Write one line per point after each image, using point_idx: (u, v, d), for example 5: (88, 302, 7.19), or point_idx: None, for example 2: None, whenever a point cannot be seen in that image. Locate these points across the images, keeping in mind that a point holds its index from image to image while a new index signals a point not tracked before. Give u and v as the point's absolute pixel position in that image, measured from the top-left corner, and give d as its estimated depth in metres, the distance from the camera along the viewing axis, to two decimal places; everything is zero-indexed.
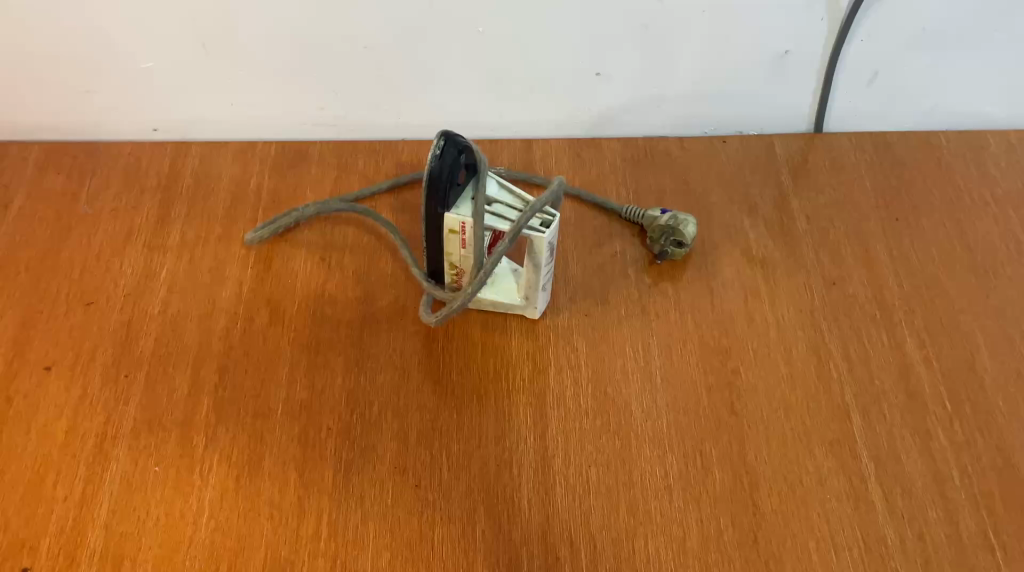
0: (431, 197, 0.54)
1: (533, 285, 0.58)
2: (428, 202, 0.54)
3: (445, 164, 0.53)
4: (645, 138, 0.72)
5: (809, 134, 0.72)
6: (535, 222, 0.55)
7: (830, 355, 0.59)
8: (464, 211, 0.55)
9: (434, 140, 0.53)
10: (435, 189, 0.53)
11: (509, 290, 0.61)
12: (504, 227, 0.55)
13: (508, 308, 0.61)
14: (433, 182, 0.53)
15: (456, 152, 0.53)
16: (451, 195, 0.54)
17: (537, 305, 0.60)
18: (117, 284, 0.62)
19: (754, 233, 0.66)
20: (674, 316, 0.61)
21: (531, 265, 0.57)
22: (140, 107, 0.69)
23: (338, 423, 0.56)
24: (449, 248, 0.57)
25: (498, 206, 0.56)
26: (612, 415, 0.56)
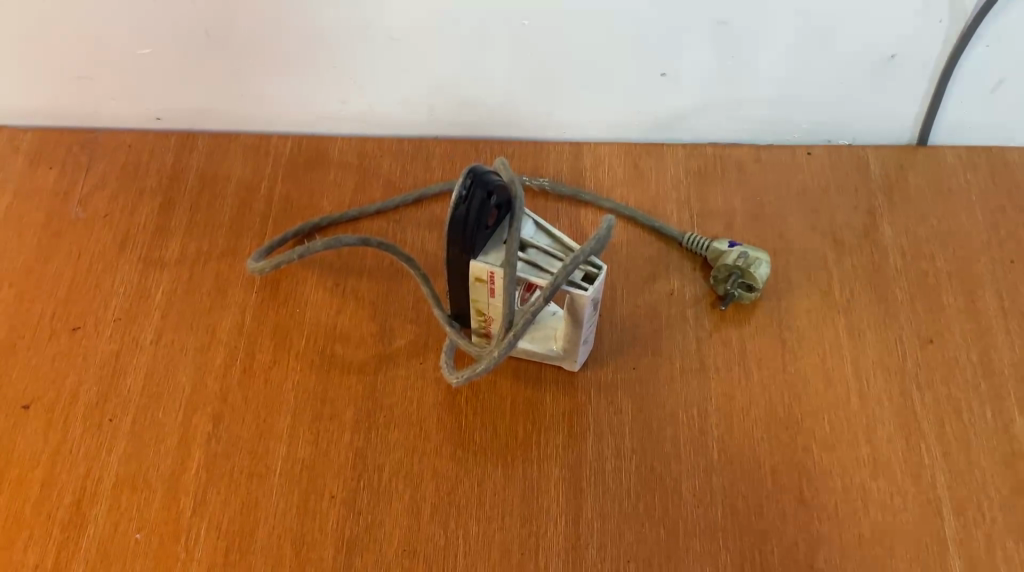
0: (456, 239, 0.45)
1: (574, 340, 0.50)
2: (452, 244, 0.46)
3: (471, 202, 0.44)
4: (715, 144, 0.62)
5: (911, 148, 0.61)
6: (577, 275, 0.47)
7: (922, 434, 0.50)
8: (493, 258, 0.46)
9: (460, 177, 0.44)
10: (460, 230, 0.45)
11: (546, 336, 0.53)
12: (540, 279, 0.46)
13: (545, 359, 0.52)
14: (457, 223, 0.44)
15: (485, 190, 0.44)
16: (480, 237, 0.46)
17: (579, 359, 0.51)
18: (106, 305, 0.55)
19: (838, 271, 0.56)
20: (738, 374, 0.52)
21: (571, 320, 0.49)
22: (141, 95, 0.61)
23: (344, 491, 0.49)
24: (477, 294, 0.48)
25: (535, 253, 0.47)
26: (658, 497, 0.48)
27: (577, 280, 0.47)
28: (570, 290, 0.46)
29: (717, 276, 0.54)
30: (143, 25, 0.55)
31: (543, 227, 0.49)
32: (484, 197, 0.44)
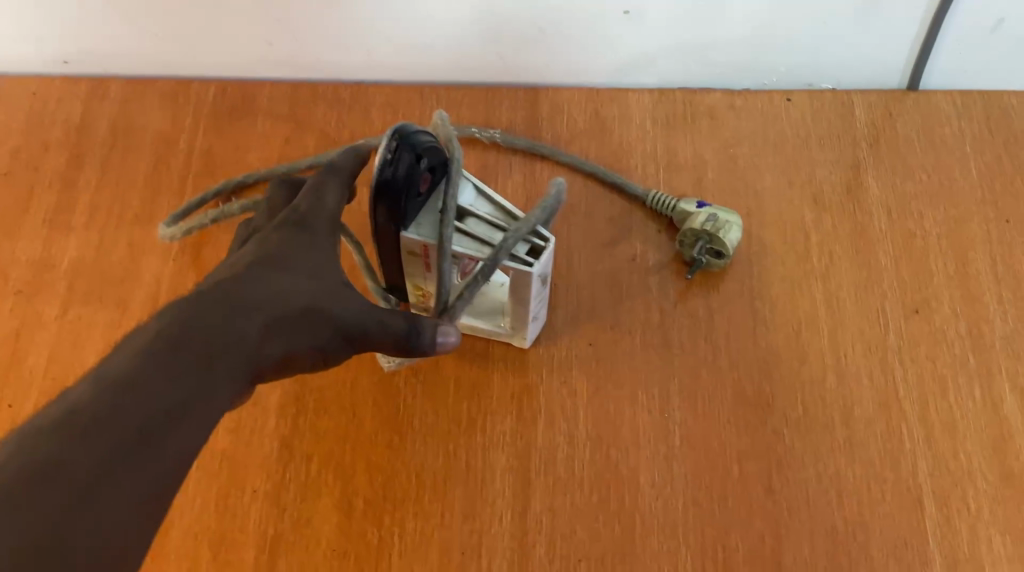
0: (382, 212, 0.40)
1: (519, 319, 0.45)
2: (378, 218, 0.40)
3: (397, 173, 0.38)
4: (685, 88, 0.56)
5: (901, 92, 0.55)
6: (520, 248, 0.42)
7: (903, 414, 0.45)
8: (425, 230, 0.41)
9: (384, 139, 0.38)
10: (386, 204, 0.39)
11: (495, 310, 0.48)
12: (478, 255, 0.41)
13: (492, 337, 0.48)
14: (381, 196, 0.39)
15: (412, 157, 0.38)
16: (410, 209, 0.40)
17: (528, 337, 0.47)
18: (7, 275, 0.50)
19: (817, 232, 0.51)
20: (704, 348, 0.48)
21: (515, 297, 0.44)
22: (40, 36, 0.54)
23: (267, 484, 0.44)
24: (412, 268, 0.43)
25: (474, 223, 0.42)
26: (614, 488, 0.44)
27: (520, 254, 0.41)
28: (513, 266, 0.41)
29: (684, 239, 0.49)
30: None
31: (484, 192, 0.43)
32: (411, 166, 0.38)
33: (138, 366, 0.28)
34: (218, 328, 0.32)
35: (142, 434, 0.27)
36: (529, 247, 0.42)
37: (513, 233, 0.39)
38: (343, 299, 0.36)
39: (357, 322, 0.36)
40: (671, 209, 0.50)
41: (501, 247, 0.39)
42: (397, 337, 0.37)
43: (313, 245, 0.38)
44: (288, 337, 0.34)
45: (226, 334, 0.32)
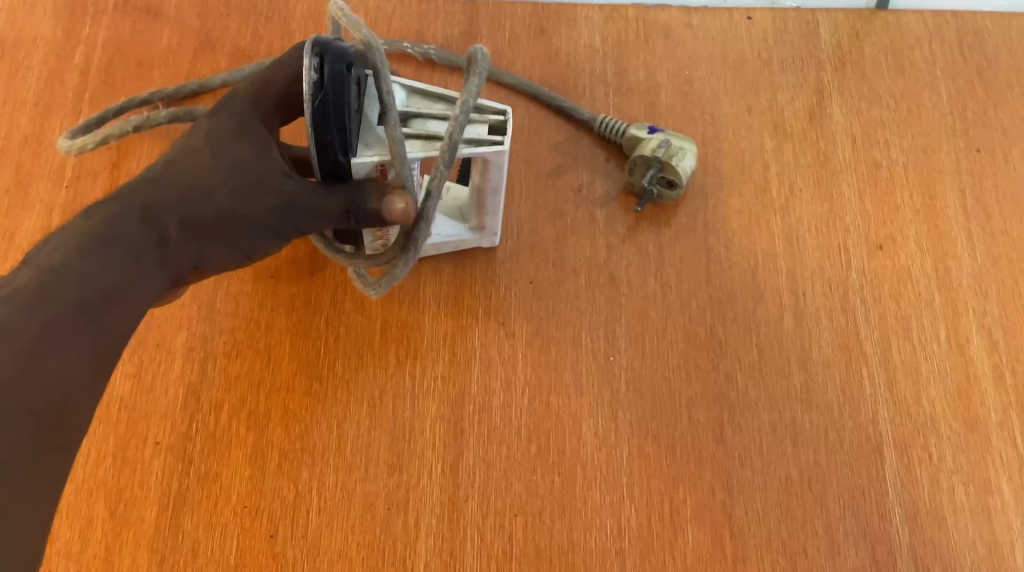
0: (327, 144, 0.32)
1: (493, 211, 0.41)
2: (322, 153, 0.32)
3: (332, 88, 0.31)
4: (638, 5, 0.52)
5: (869, 12, 0.51)
6: (480, 131, 0.36)
7: (864, 357, 0.42)
8: (377, 147, 0.34)
9: (306, 58, 0.31)
10: (332, 131, 0.32)
11: (449, 213, 0.43)
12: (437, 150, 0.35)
13: (456, 249, 0.44)
14: (323, 124, 0.31)
15: (338, 64, 0.31)
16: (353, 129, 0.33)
17: (496, 234, 0.43)
18: None
19: (776, 161, 0.47)
20: (654, 287, 0.44)
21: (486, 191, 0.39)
22: None
23: (172, 436, 0.40)
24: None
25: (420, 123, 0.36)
26: (554, 438, 0.40)
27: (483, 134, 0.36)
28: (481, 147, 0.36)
29: (634, 167, 0.45)
30: None
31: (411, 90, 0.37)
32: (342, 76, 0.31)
33: (74, 256, 0.31)
34: (131, 233, 0.33)
35: (80, 308, 0.30)
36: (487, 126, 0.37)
37: (459, 112, 0.33)
38: (263, 195, 0.35)
39: (274, 219, 0.35)
40: (620, 134, 0.46)
41: (452, 129, 0.33)
42: (336, 213, 0.34)
43: (241, 137, 0.36)
44: (204, 240, 0.35)
45: (143, 235, 0.34)
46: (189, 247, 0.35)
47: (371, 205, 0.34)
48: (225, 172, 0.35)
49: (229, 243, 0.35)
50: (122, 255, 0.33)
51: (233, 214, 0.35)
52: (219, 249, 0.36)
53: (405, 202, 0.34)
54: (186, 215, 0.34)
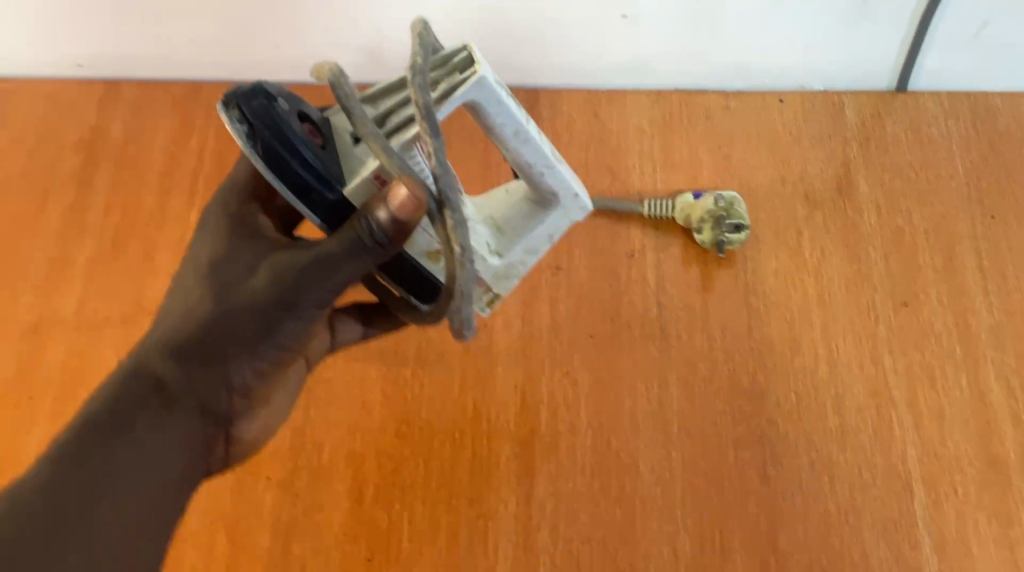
0: (305, 181, 0.31)
1: (561, 187, 0.36)
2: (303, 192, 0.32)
3: (260, 123, 0.30)
4: (681, 90, 0.58)
5: (890, 94, 0.57)
6: (447, 80, 0.32)
7: (892, 403, 0.47)
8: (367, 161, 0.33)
9: (227, 120, 0.30)
10: (294, 165, 0.31)
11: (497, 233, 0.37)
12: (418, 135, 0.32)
13: (551, 241, 0.38)
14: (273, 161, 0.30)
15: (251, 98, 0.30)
16: (319, 156, 0.32)
17: (576, 192, 0.36)
18: (25, 272, 0.51)
19: (808, 227, 0.53)
20: (701, 341, 0.49)
21: (532, 155, 0.35)
22: (64, 36, 0.55)
23: (280, 472, 0.46)
24: (414, 236, 0.35)
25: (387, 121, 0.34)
26: (614, 475, 0.46)
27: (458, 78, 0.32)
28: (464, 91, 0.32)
29: (703, 225, 0.51)
30: None
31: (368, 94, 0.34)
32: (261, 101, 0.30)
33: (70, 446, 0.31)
34: (131, 390, 0.33)
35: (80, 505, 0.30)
36: (456, 71, 0.32)
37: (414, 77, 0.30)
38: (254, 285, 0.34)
39: (275, 304, 0.34)
40: (668, 211, 0.53)
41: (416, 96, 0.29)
42: (346, 246, 0.32)
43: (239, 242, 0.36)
44: (212, 355, 0.34)
45: (144, 383, 0.33)
46: (205, 375, 0.34)
47: (382, 214, 0.31)
48: (213, 283, 0.35)
49: (245, 346, 0.34)
50: (113, 422, 0.32)
51: (233, 317, 0.34)
52: (239, 359, 0.35)
53: (403, 184, 0.30)
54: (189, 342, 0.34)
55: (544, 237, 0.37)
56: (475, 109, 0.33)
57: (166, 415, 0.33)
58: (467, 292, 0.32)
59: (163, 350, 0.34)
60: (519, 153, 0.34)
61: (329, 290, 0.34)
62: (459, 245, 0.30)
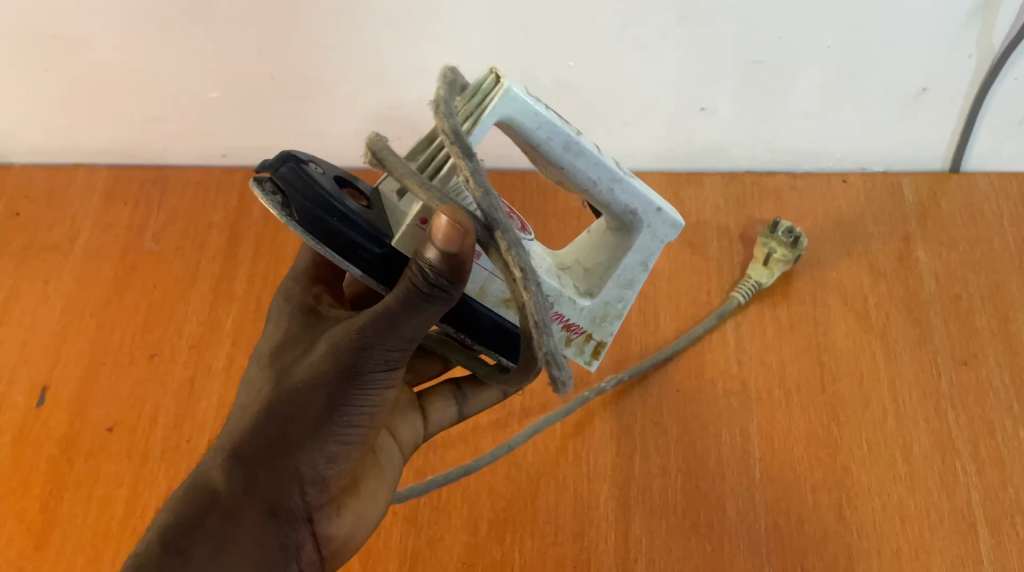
0: (353, 241, 0.35)
1: (637, 202, 0.37)
2: (351, 253, 0.35)
3: (291, 186, 0.33)
4: (752, 172, 0.65)
5: (944, 175, 0.63)
6: (477, 109, 0.34)
7: (956, 453, 0.52)
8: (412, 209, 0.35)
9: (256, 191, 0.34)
10: (332, 221, 0.34)
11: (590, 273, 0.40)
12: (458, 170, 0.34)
13: (646, 268, 0.39)
14: (320, 223, 0.34)
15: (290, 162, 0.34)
16: (358, 215, 0.35)
17: (655, 204, 0.37)
18: (181, 333, 0.59)
19: (873, 295, 0.59)
20: (778, 395, 0.55)
21: (595, 171, 0.36)
22: (214, 134, 0.65)
23: (405, 507, 0.52)
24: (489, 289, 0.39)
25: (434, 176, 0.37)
26: (703, 514, 0.51)
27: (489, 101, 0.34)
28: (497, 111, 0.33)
29: (769, 243, 0.59)
30: (209, 72, 0.59)
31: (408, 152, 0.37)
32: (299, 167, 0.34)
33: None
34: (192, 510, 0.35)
35: None
36: (485, 96, 0.34)
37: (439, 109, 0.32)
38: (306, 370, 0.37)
39: (328, 383, 0.36)
40: (755, 284, 0.58)
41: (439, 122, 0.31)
42: (396, 304, 0.34)
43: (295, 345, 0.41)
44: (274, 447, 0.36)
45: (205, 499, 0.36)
46: (275, 470, 0.36)
47: (431, 255, 0.32)
48: (271, 385, 0.38)
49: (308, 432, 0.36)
50: (173, 548, 0.34)
51: (293, 399, 0.36)
52: (307, 446, 0.36)
53: (443, 214, 0.31)
54: (256, 440, 0.36)
55: (637, 264, 0.39)
56: (519, 134, 0.35)
57: (230, 526, 0.35)
58: (544, 318, 0.31)
59: (230, 464, 0.37)
60: (580, 170, 0.36)
61: (387, 352, 0.35)
62: (518, 267, 0.30)
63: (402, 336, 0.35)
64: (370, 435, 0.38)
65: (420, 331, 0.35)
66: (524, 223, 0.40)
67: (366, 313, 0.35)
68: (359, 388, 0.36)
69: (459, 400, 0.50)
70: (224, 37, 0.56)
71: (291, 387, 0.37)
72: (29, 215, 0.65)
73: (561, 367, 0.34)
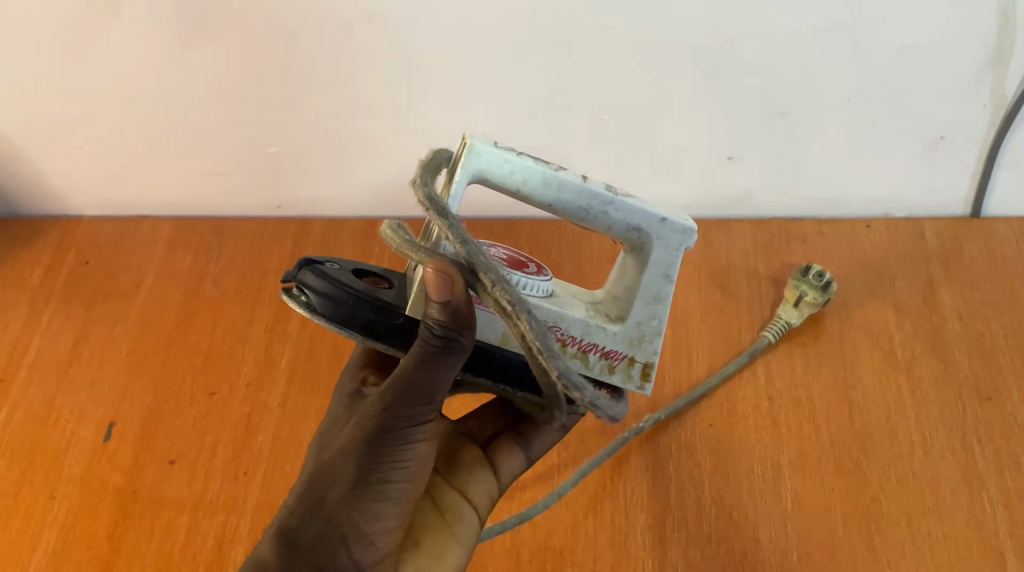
0: (369, 317, 0.39)
1: (638, 217, 0.39)
2: (373, 329, 0.40)
3: (308, 288, 0.39)
4: (779, 220, 0.68)
5: (965, 221, 0.66)
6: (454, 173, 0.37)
7: (983, 484, 0.53)
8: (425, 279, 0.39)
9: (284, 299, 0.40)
10: (349, 303, 0.39)
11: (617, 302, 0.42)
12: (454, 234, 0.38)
13: (670, 278, 0.40)
14: (338, 307, 0.39)
15: (310, 268, 0.40)
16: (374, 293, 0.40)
17: (657, 215, 0.39)
18: (239, 372, 0.63)
19: (899, 334, 0.61)
20: (808, 428, 0.57)
21: (585, 198, 0.38)
22: (269, 188, 0.69)
23: None
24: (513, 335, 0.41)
25: None
26: (738, 542, 0.52)
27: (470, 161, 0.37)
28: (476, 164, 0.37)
29: (801, 285, 0.61)
30: (268, 130, 0.63)
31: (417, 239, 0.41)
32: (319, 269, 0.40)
33: None
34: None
35: None
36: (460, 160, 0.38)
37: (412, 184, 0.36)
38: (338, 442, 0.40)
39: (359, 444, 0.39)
40: (786, 323, 0.61)
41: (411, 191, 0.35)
42: (415, 363, 0.37)
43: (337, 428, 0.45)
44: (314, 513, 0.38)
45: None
46: (317, 535, 0.38)
47: (433, 310, 0.36)
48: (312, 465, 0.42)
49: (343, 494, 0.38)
50: None
51: (332, 462, 0.39)
52: (344, 506, 0.38)
53: (430, 267, 0.35)
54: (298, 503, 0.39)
55: (660, 277, 0.40)
56: (503, 187, 0.38)
57: None
58: (545, 344, 0.33)
59: (279, 543, 0.38)
60: (569, 202, 0.38)
61: (411, 409, 0.39)
62: (506, 300, 0.33)
63: (423, 393, 0.38)
64: (408, 499, 0.40)
65: (442, 385, 0.38)
66: (543, 269, 0.43)
67: (388, 380, 0.39)
68: (389, 448, 0.39)
69: (523, 446, 0.50)
70: (284, 102, 0.61)
71: (326, 459, 0.40)
72: (99, 264, 0.70)
73: (582, 389, 0.35)
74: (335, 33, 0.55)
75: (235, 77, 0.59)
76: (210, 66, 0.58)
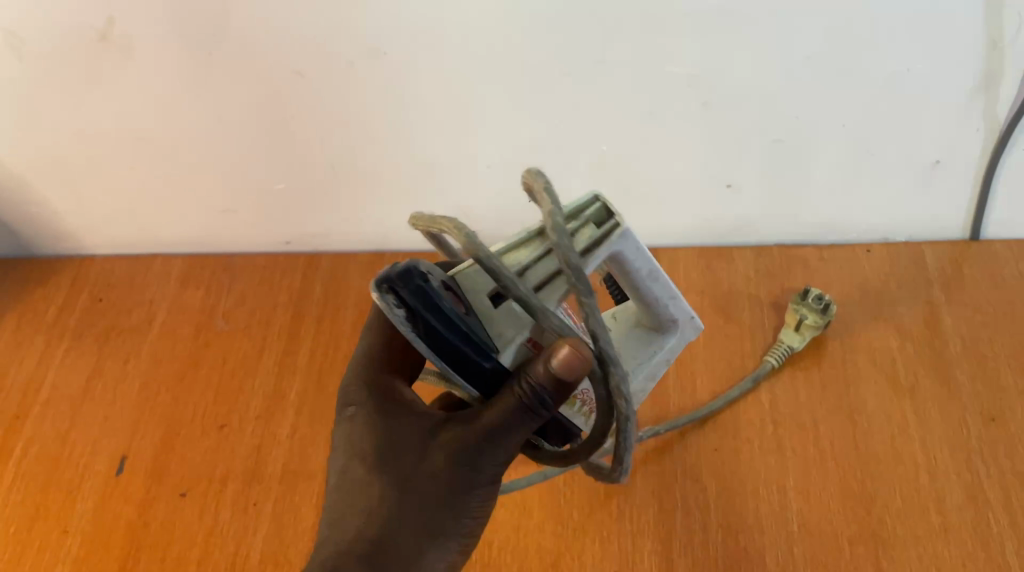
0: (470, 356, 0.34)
1: (682, 313, 0.44)
2: (464, 366, 0.34)
3: (420, 305, 0.32)
4: (780, 246, 0.69)
5: (965, 244, 0.67)
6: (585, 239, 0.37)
7: (990, 505, 0.53)
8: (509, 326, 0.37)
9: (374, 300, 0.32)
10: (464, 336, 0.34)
11: None
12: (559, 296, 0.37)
13: (667, 363, 0.45)
14: (444, 341, 0.33)
15: (409, 283, 0.32)
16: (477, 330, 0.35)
17: (692, 316, 0.45)
18: (248, 405, 0.64)
19: (901, 356, 0.61)
20: (812, 451, 0.57)
21: (661, 291, 0.42)
22: (278, 224, 0.71)
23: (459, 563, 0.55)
24: None
25: None
26: (744, 566, 0.53)
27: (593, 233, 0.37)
28: (608, 240, 0.37)
29: (801, 309, 0.61)
30: (277, 167, 0.65)
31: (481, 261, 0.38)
32: (413, 289, 0.32)
33: None
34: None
35: None
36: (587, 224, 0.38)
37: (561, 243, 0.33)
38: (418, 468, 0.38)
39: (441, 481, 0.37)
40: (788, 348, 0.61)
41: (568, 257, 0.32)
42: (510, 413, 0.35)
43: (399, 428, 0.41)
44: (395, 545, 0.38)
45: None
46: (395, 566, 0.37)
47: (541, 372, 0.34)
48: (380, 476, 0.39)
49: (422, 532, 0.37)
50: None
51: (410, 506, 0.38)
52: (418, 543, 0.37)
53: (566, 344, 0.33)
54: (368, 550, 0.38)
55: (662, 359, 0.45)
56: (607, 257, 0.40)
57: None
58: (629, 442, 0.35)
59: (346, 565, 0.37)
60: (649, 289, 0.42)
61: (495, 465, 0.37)
62: (625, 402, 0.34)
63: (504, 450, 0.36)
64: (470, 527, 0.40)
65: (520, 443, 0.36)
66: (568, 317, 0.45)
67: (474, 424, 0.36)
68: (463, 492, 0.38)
69: None
70: (292, 137, 0.62)
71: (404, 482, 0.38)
72: (112, 300, 0.72)
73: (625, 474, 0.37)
74: (340, 69, 0.57)
75: (244, 113, 0.60)
76: (220, 106, 0.60)
